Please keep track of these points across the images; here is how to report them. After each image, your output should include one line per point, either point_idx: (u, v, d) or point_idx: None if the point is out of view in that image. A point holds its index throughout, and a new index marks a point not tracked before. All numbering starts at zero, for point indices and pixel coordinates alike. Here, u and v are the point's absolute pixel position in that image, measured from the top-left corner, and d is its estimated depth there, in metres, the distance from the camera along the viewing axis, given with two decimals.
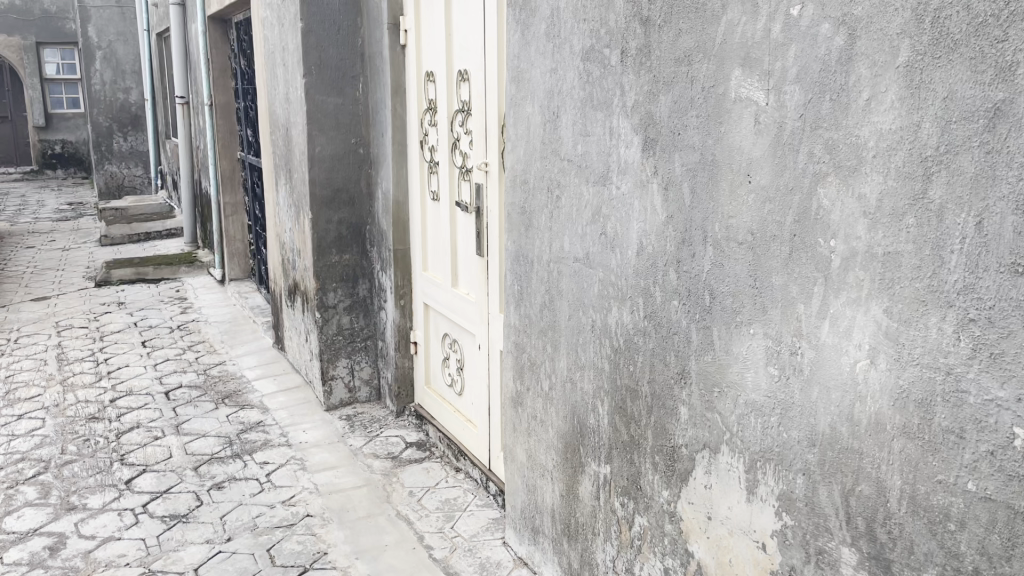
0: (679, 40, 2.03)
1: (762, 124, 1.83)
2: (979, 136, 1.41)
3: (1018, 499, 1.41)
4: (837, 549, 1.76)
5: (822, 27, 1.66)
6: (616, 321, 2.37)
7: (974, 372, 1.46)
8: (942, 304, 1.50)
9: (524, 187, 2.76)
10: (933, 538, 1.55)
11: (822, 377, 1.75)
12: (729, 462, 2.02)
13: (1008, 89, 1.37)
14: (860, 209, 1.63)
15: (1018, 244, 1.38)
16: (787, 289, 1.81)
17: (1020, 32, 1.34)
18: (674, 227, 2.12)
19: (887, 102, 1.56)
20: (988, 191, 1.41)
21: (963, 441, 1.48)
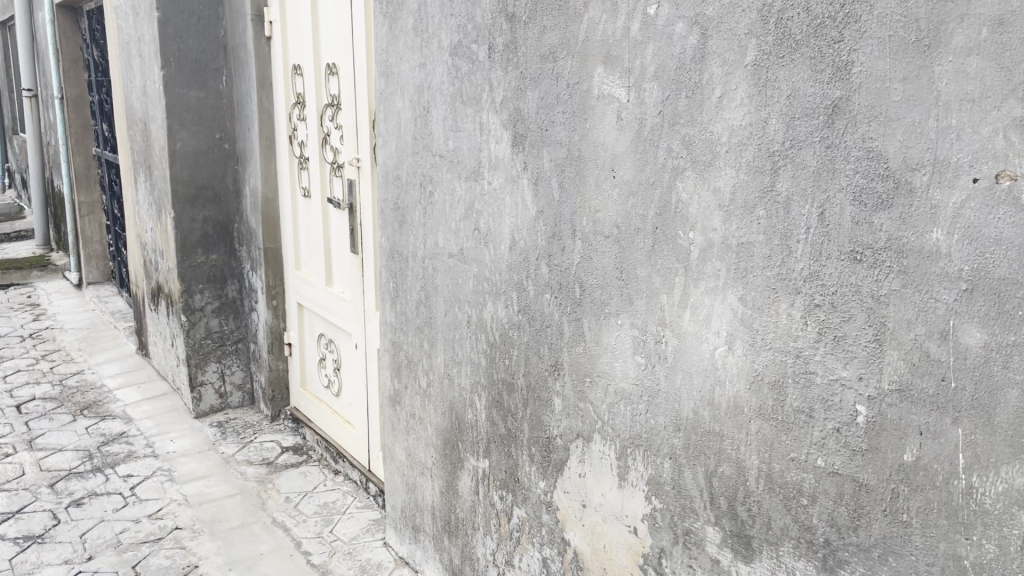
0: (544, 37, 2.05)
1: (624, 121, 1.88)
2: (820, 132, 1.50)
3: (861, 472, 1.51)
4: (703, 528, 1.83)
5: (677, 27, 1.72)
6: (491, 315, 2.38)
7: (820, 354, 1.55)
8: (790, 291, 1.59)
9: (397, 183, 2.73)
10: (788, 513, 1.64)
11: (684, 363, 1.82)
12: (602, 450, 2.07)
13: (844, 87, 1.46)
14: (715, 202, 1.70)
15: (856, 233, 1.47)
16: (651, 280, 1.87)
17: (854, 34, 1.44)
18: (545, 221, 2.15)
19: (737, 99, 1.63)
20: (829, 183, 1.50)
21: (812, 420, 1.58)
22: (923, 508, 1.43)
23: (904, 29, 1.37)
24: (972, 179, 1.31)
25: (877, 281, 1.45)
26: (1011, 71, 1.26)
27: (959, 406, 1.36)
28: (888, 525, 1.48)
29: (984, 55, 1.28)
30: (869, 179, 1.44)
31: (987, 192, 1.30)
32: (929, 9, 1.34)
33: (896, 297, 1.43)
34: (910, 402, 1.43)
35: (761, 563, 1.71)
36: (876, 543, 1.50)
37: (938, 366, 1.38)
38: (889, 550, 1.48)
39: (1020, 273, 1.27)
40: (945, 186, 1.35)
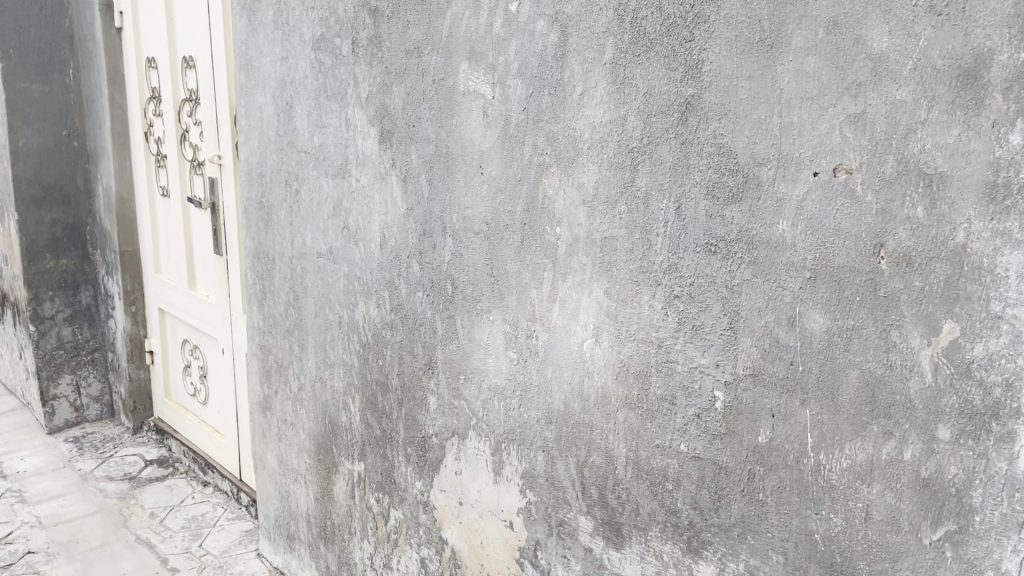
0: (408, 32, 2.03)
1: (490, 117, 1.88)
2: (675, 128, 1.55)
3: (721, 455, 1.57)
4: (576, 518, 1.85)
5: (538, 24, 1.74)
6: (362, 315, 2.34)
7: (680, 343, 1.61)
8: (651, 283, 1.64)
9: (261, 181, 2.64)
10: (655, 498, 1.69)
11: (555, 357, 1.84)
12: (477, 447, 2.07)
13: (696, 85, 1.51)
14: (579, 198, 1.73)
15: (710, 226, 1.53)
16: (521, 275, 1.88)
17: (703, 33, 1.49)
18: (414, 218, 2.12)
19: (597, 96, 1.66)
20: (684, 178, 1.55)
21: (675, 407, 1.63)
22: (776, 487, 1.50)
23: (749, 29, 1.44)
24: (813, 172, 1.39)
25: (730, 272, 1.52)
26: (845, 70, 1.33)
27: (807, 388, 1.44)
28: (746, 504, 1.55)
29: (820, 55, 1.36)
30: (721, 174, 1.50)
31: (825, 185, 1.38)
32: (770, 11, 1.40)
33: (748, 286, 1.49)
34: (763, 386, 1.50)
35: (631, 548, 1.76)
36: (736, 523, 1.57)
37: (787, 351, 1.46)
38: (748, 528, 1.55)
39: (857, 261, 1.35)
40: (789, 180, 1.42)
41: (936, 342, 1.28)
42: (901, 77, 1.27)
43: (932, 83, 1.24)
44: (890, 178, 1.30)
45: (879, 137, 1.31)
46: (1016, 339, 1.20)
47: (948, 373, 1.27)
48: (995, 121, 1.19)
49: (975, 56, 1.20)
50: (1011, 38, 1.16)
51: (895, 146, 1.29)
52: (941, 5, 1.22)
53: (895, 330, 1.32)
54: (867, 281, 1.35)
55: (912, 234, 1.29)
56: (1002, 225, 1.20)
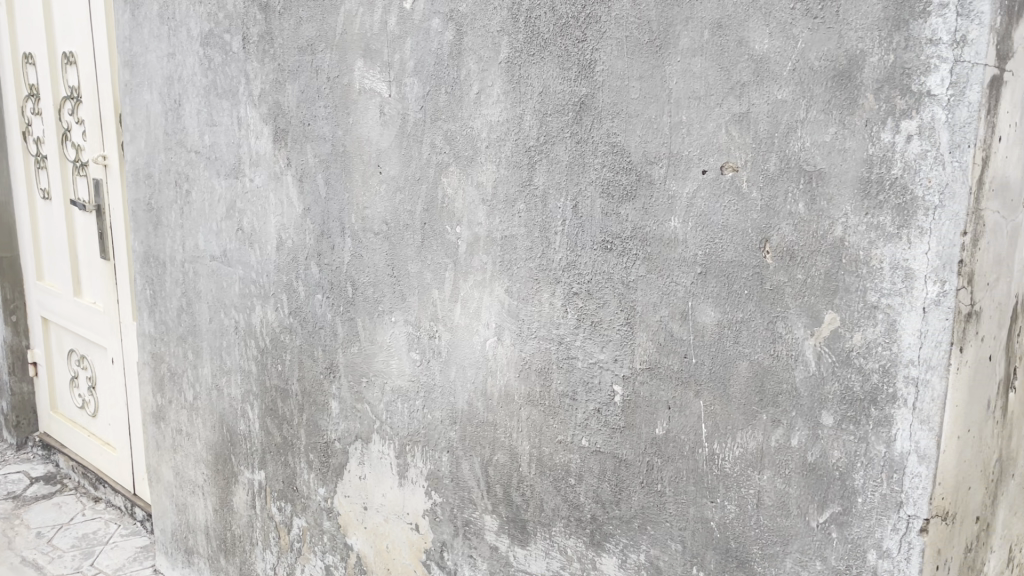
0: (300, 28, 1.98)
1: (386, 115, 1.85)
2: (570, 127, 1.57)
3: (621, 448, 1.60)
4: (481, 517, 1.85)
5: (432, 22, 1.73)
6: (260, 320, 2.27)
7: (580, 339, 1.63)
8: (551, 281, 1.65)
9: (149, 182, 2.53)
10: (558, 493, 1.71)
11: (458, 357, 1.83)
12: (380, 450, 2.04)
13: (589, 85, 1.54)
14: (479, 197, 1.73)
15: (606, 223, 1.56)
16: (422, 276, 1.87)
17: (595, 34, 1.51)
18: (312, 219, 2.08)
19: (493, 95, 1.66)
20: (581, 177, 1.58)
21: (576, 403, 1.65)
22: (674, 477, 1.53)
23: (639, 30, 1.46)
24: (701, 170, 1.43)
25: (626, 268, 1.55)
26: (729, 71, 1.38)
27: (700, 380, 1.48)
28: (645, 496, 1.58)
29: (706, 56, 1.40)
30: (615, 172, 1.53)
31: (713, 182, 1.42)
32: (658, 12, 1.43)
33: (643, 282, 1.53)
34: (660, 379, 1.53)
35: (535, 545, 1.77)
36: (636, 514, 1.60)
37: (681, 344, 1.50)
38: (647, 519, 1.58)
39: (744, 256, 1.40)
40: (680, 178, 1.46)
41: (818, 332, 1.34)
42: (782, 77, 1.32)
43: (810, 83, 1.30)
44: (773, 175, 1.36)
45: (762, 136, 1.36)
46: (890, 326, 1.26)
47: (830, 362, 1.33)
48: (868, 119, 1.25)
49: (849, 58, 1.26)
50: (881, 40, 1.22)
51: (777, 144, 1.34)
52: (816, 9, 1.27)
53: (781, 322, 1.38)
54: (754, 275, 1.40)
55: (795, 229, 1.34)
56: (876, 219, 1.26)
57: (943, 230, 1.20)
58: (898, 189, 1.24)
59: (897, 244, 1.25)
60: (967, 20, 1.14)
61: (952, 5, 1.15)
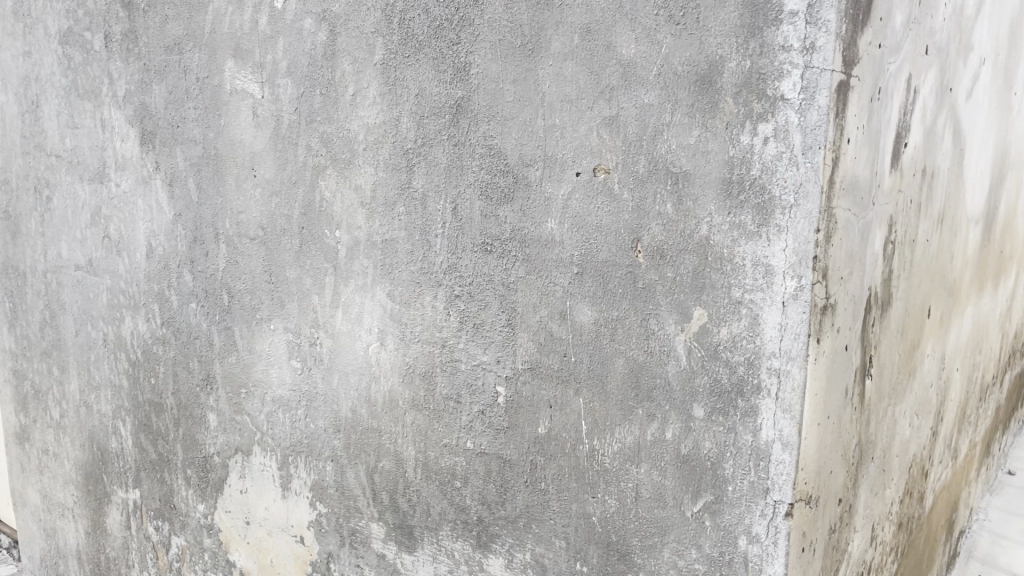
0: (166, 27, 1.90)
1: (260, 117, 1.80)
2: (447, 130, 1.57)
3: (505, 449, 1.61)
4: (367, 525, 1.83)
5: (304, 23, 1.69)
6: (131, 331, 2.16)
7: (463, 342, 1.63)
8: (433, 284, 1.64)
9: (5, 188, 2.38)
10: (444, 497, 1.70)
11: (340, 363, 1.80)
12: (262, 463, 1.98)
13: (465, 87, 1.54)
14: (357, 200, 1.70)
15: (485, 225, 1.56)
16: (301, 282, 1.82)
17: (469, 36, 1.52)
18: (184, 225, 2.00)
19: (369, 97, 1.65)
20: (459, 179, 1.58)
21: (460, 405, 1.65)
22: (557, 475, 1.55)
23: (511, 33, 1.48)
24: (576, 172, 1.46)
25: (506, 270, 1.56)
26: (599, 75, 1.41)
27: (579, 377, 1.51)
28: (530, 495, 1.59)
29: (576, 60, 1.42)
30: (493, 174, 1.54)
31: (587, 184, 1.45)
32: (530, 16, 1.45)
33: (523, 283, 1.54)
34: (541, 378, 1.55)
35: (423, 550, 1.76)
36: (521, 513, 1.61)
37: (560, 343, 1.52)
38: (532, 518, 1.60)
39: (618, 255, 1.44)
40: (555, 179, 1.48)
41: (688, 328, 1.39)
42: (648, 81, 1.36)
43: (674, 87, 1.34)
44: (642, 177, 1.40)
45: (632, 138, 1.40)
46: (754, 320, 1.32)
47: (701, 356, 1.38)
48: (728, 123, 1.30)
49: (709, 64, 1.30)
50: (738, 46, 1.27)
51: (646, 147, 1.38)
52: (678, 15, 1.32)
53: (654, 319, 1.42)
54: (627, 274, 1.43)
55: (665, 229, 1.39)
56: (738, 218, 1.32)
57: (799, 228, 1.26)
58: (758, 189, 1.29)
59: (758, 242, 1.30)
60: (815, 28, 1.20)
61: (801, 14, 1.21)
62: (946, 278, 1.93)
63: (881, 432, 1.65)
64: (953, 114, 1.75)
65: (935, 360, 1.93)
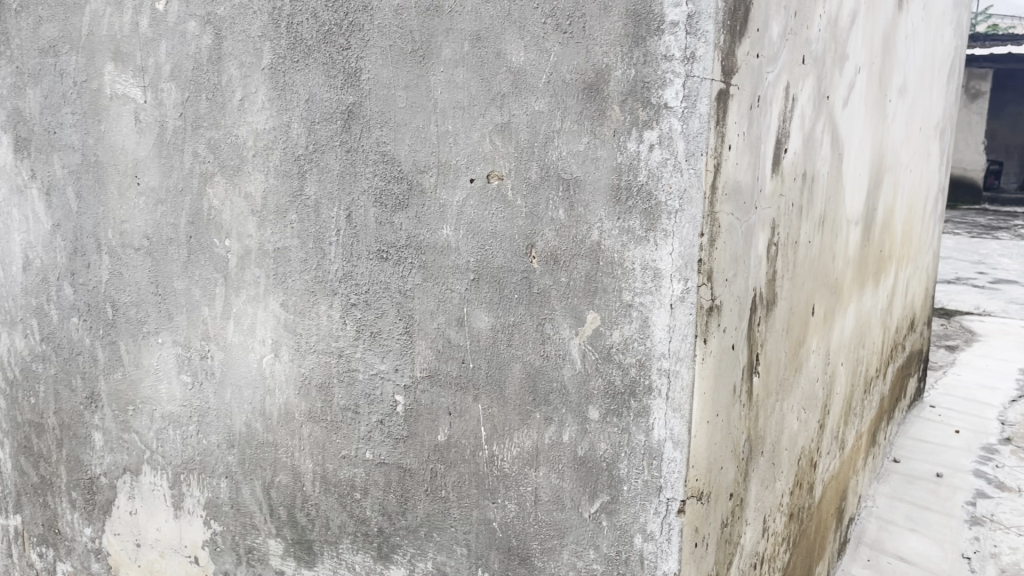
0: (40, 28, 1.81)
1: (143, 123, 1.74)
2: (339, 136, 1.55)
3: (404, 458, 1.60)
4: (265, 542, 1.78)
5: (188, 25, 1.65)
6: (7, 349, 2.04)
7: (360, 351, 1.61)
8: (327, 293, 1.62)
9: None
10: (343, 510, 1.68)
11: (233, 377, 1.75)
12: (152, 482, 1.91)
13: (356, 93, 1.52)
14: (247, 208, 1.66)
15: (380, 233, 1.55)
16: (190, 293, 1.76)
17: (359, 41, 1.50)
18: (63, 235, 1.90)
19: (258, 103, 1.61)
20: (352, 186, 1.56)
21: (358, 416, 1.63)
22: (457, 482, 1.55)
23: (402, 39, 1.47)
24: (469, 179, 1.46)
25: (402, 277, 1.54)
26: (489, 82, 1.41)
27: (477, 384, 1.50)
28: (431, 503, 1.58)
29: (467, 66, 1.42)
30: (387, 181, 1.53)
31: (481, 190, 1.45)
32: (420, 22, 1.44)
33: (419, 291, 1.53)
34: (439, 386, 1.54)
35: (323, 565, 1.72)
36: (422, 523, 1.60)
37: (458, 350, 1.51)
38: (433, 526, 1.59)
39: (512, 261, 1.44)
40: (449, 186, 1.48)
41: (582, 332, 1.41)
42: (538, 89, 1.38)
43: (563, 95, 1.36)
44: (535, 183, 1.41)
45: (523, 145, 1.40)
46: (644, 323, 1.35)
47: (594, 359, 1.40)
48: (616, 130, 1.33)
49: (596, 72, 1.33)
50: (623, 55, 1.30)
51: (537, 153, 1.40)
52: (565, 24, 1.33)
53: (549, 323, 1.43)
54: (522, 279, 1.44)
55: (557, 234, 1.40)
56: (627, 223, 1.35)
57: (684, 232, 1.29)
58: (645, 195, 1.33)
59: (646, 247, 1.34)
60: (694, 38, 1.23)
61: (681, 25, 1.24)
62: (828, 278, 2.02)
63: (770, 427, 1.72)
64: (831, 121, 1.84)
65: (820, 356, 2.02)
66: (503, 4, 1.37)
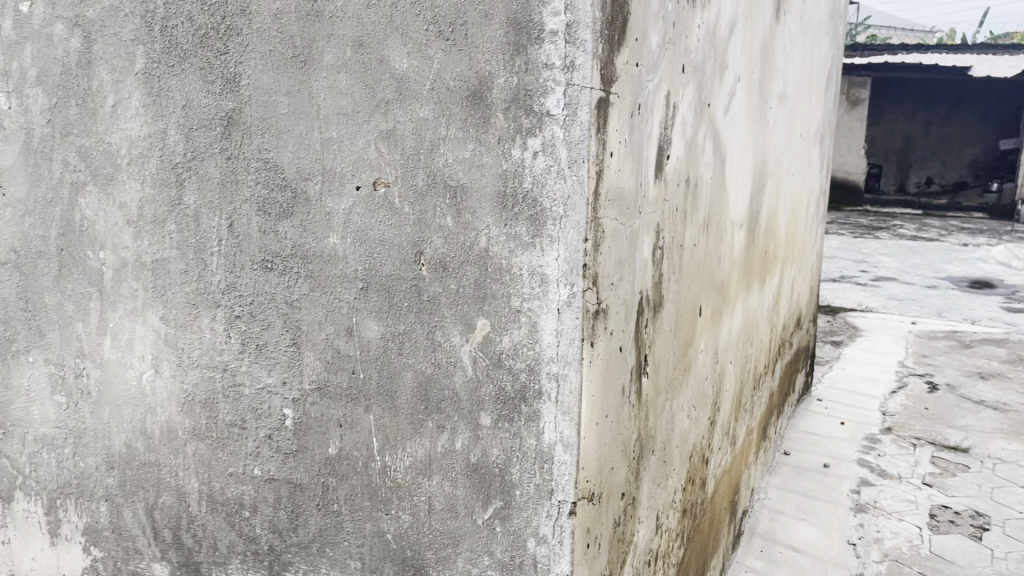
0: None
1: (7, 130, 1.65)
2: (219, 143, 1.51)
3: (295, 473, 1.56)
4: (149, 566, 1.71)
5: (54, 28, 1.58)
6: None
7: (246, 365, 1.57)
8: (210, 305, 1.57)
9: None
10: (232, 529, 1.63)
11: (110, 396, 1.68)
12: (26, 509, 1.80)
13: (236, 99, 1.49)
14: (123, 218, 1.60)
15: (264, 242, 1.51)
16: (62, 308, 1.68)
17: (237, 46, 1.47)
18: None
19: (131, 108, 1.56)
20: (234, 195, 1.52)
21: (245, 431, 1.59)
22: (349, 494, 1.53)
23: (282, 44, 1.44)
24: (355, 186, 1.44)
25: (288, 287, 1.51)
26: (372, 88, 1.40)
27: (368, 394, 1.48)
28: (323, 518, 1.56)
29: (350, 73, 1.41)
30: (270, 189, 1.49)
31: (367, 198, 1.43)
32: (300, 27, 1.42)
33: (306, 301, 1.50)
34: (329, 398, 1.52)
35: None
36: (314, 538, 1.57)
37: (348, 361, 1.49)
38: (325, 541, 1.56)
39: (401, 269, 1.43)
40: (335, 194, 1.45)
41: (473, 338, 1.40)
42: (422, 96, 1.37)
43: (447, 102, 1.35)
44: (422, 191, 1.39)
45: (409, 152, 1.39)
46: (533, 328, 1.36)
47: (485, 365, 1.40)
48: (500, 137, 1.33)
49: (479, 79, 1.33)
50: (505, 63, 1.31)
51: (423, 160, 1.39)
52: (447, 31, 1.33)
53: (439, 331, 1.42)
54: (411, 287, 1.43)
55: (445, 241, 1.39)
56: (514, 230, 1.35)
57: (569, 238, 1.30)
58: (530, 202, 1.33)
59: (533, 252, 1.35)
60: (574, 47, 1.25)
61: (560, 34, 1.26)
62: (714, 279, 2.09)
63: (660, 425, 1.76)
64: (712, 128, 1.90)
65: (708, 355, 2.09)
66: (384, 11, 1.36)
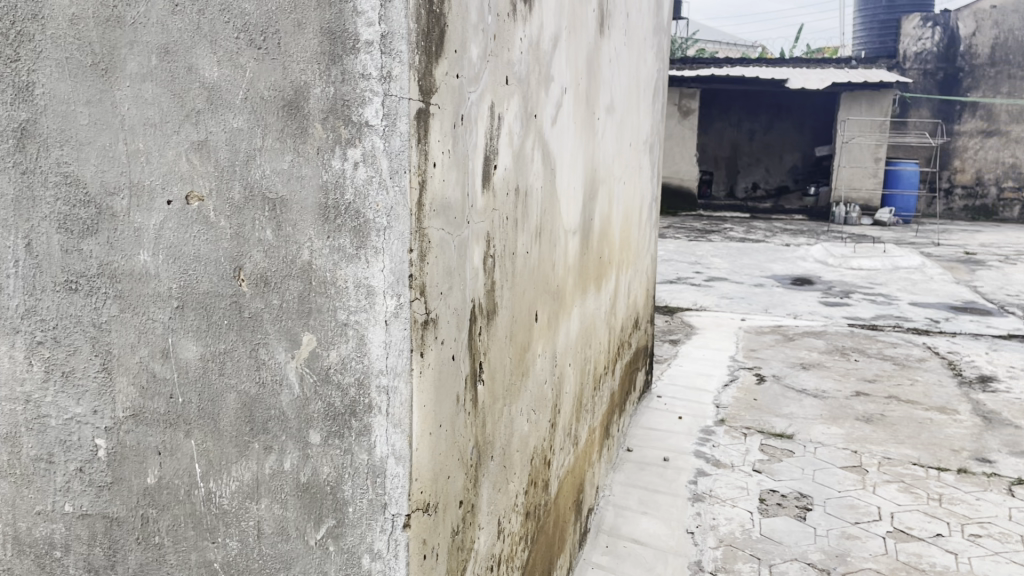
0: None
1: None
2: (12, 156, 1.43)
3: (111, 507, 1.48)
4: None
5: None
6: None
7: (51, 395, 1.48)
8: (7, 331, 1.47)
9: None
10: (42, 571, 1.52)
11: None
12: None
13: (29, 109, 1.41)
14: None
15: (67, 262, 1.43)
16: None
17: (29, 53, 1.39)
18: None
19: None
20: (31, 212, 1.43)
21: (53, 465, 1.50)
22: (171, 525, 1.46)
23: (80, 52, 1.37)
24: (166, 201, 1.37)
25: (95, 309, 1.42)
26: (181, 98, 1.34)
27: (189, 418, 1.42)
28: (143, 552, 1.48)
29: (156, 81, 1.35)
30: (71, 206, 1.41)
31: (181, 212, 1.37)
32: (99, 33, 1.35)
33: (116, 323, 1.42)
34: (145, 425, 1.44)
35: None
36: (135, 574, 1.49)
37: (165, 385, 1.42)
38: None
39: (219, 286, 1.37)
40: (144, 209, 1.39)
41: (298, 354, 1.36)
42: (235, 106, 1.32)
43: (262, 112, 1.31)
44: (238, 204, 1.35)
45: (223, 164, 1.34)
46: (361, 341, 1.33)
47: (312, 382, 1.36)
48: (319, 147, 1.30)
49: (295, 88, 1.30)
50: (321, 72, 1.28)
51: (238, 172, 1.34)
52: (259, 39, 1.30)
53: (262, 349, 1.37)
54: (231, 305, 1.37)
55: (265, 255, 1.35)
56: (337, 242, 1.32)
57: (394, 249, 1.28)
58: (353, 214, 1.30)
59: (358, 264, 1.31)
60: (390, 58, 1.23)
61: (376, 44, 1.24)
62: (550, 285, 2.14)
63: (499, 431, 1.78)
64: (540, 138, 1.95)
65: (546, 359, 2.14)
66: (192, 17, 1.32)
